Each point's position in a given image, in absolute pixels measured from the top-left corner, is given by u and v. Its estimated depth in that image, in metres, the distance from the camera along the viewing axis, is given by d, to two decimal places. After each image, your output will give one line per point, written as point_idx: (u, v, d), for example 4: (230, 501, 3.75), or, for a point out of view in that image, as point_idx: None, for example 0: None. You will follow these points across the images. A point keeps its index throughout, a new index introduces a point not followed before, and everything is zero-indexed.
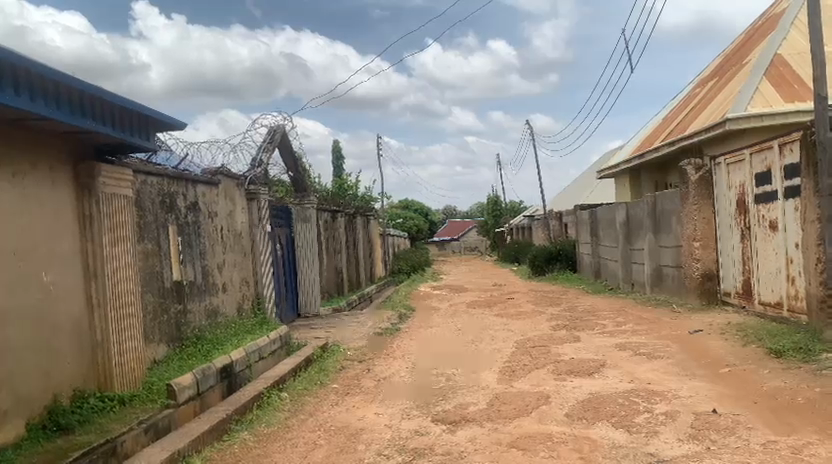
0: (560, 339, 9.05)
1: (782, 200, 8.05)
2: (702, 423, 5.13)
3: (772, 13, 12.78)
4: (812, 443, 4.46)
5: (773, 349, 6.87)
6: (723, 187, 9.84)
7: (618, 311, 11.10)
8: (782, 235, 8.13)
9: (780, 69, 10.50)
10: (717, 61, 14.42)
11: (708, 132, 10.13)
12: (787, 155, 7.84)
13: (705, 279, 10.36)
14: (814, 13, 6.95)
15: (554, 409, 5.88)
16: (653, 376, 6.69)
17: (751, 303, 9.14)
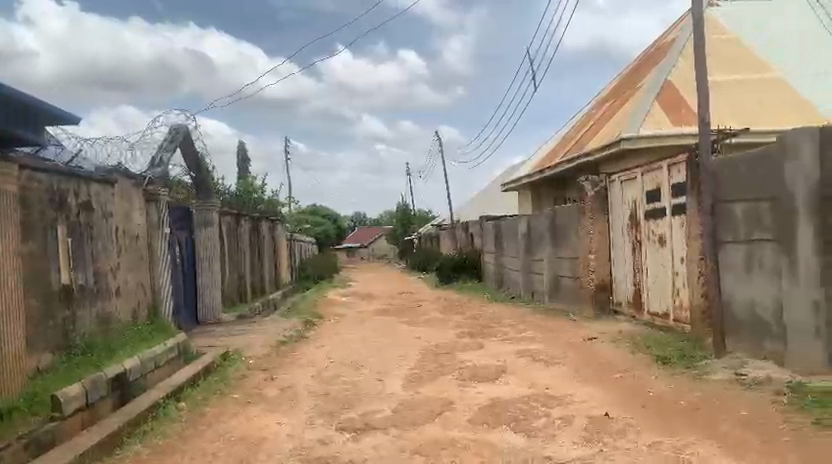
0: (464, 346, 9.27)
1: (670, 216, 8.61)
2: (595, 427, 5.41)
3: (662, 42, 13.75)
4: (693, 443, 4.81)
5: (660, 356, 7.35)
6: (617, 203, 10.40)
7: (519, 319, 11.50)
8: (669, 250, 8.70)
9: (669, 94, 11.27)
10: (612, 84, 15.27)
11: (604, 149, 10.68)
12: (674, 175, 8.44)
13: (599, 289, 10.92)
14: (700, 45, 7.51)
15: (457, 415, 6.01)
16: (551, 381, 6.99)
17: (640, 312, 9.71)
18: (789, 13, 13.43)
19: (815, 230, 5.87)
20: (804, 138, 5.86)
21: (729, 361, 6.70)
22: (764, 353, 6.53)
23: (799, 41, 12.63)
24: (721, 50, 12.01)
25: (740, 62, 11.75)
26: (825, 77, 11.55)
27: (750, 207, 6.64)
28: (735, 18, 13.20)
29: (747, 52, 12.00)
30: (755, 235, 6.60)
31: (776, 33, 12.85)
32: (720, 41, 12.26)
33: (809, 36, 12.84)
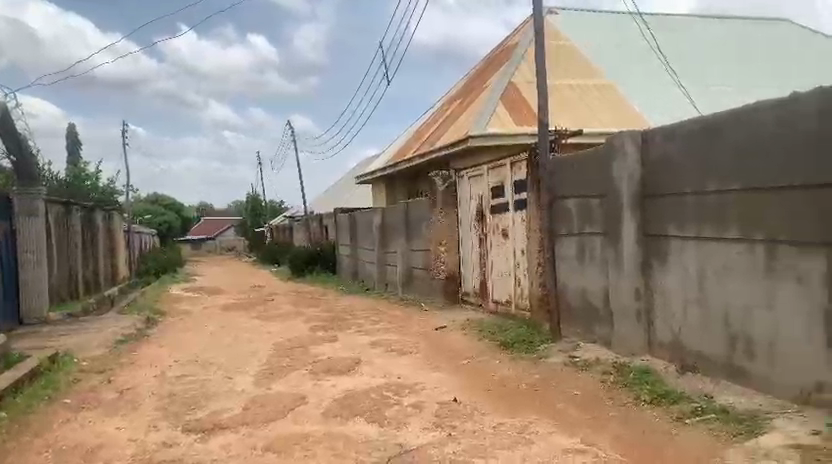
0: (318, 339, 9.23)
1: (512, 211, 9.16)
2: (444, 412, 5.64)
3: (507, 45, 14.53)
4: (532, 422, 5.17)
5: (503, 342, 7.81)
6: (465, 198, 10.86)
7: (373, 311, 11.65)
8: (511, 242, 9.24)
9: (513, 94, 11.92)
10: (461, 82, 15.79)
11: (453, 146, 11.06)
12: (517, 171, 8.98)
13: (449, 281, 11.34)
14: (540, 51, 8.00)
15: (309, 409, 5.97)
16: (404, 371, 7.16)
17: (485, 301, 10.23)
18: (617, 29, 14.68)
19: (636, 223, 6.18)
20: (628, 140, 6.24)
21: (564, 345, 7.29)
22: (594, 336, 7.14)
23: (626, 54, 13.81)
24: (559, 57, 12.87)
25: (574, 68, 12.64)
26: (646, 88, 12.69)
27: (582, 203, 7.22)
28: (571, 30, 14.20)
29: (581, 60, 12.94)
30: (586, 228, 7.17)
31: (606, 45, 13.95)
32: (559, 49, 13.13)
33: (635, 49, 14.07)
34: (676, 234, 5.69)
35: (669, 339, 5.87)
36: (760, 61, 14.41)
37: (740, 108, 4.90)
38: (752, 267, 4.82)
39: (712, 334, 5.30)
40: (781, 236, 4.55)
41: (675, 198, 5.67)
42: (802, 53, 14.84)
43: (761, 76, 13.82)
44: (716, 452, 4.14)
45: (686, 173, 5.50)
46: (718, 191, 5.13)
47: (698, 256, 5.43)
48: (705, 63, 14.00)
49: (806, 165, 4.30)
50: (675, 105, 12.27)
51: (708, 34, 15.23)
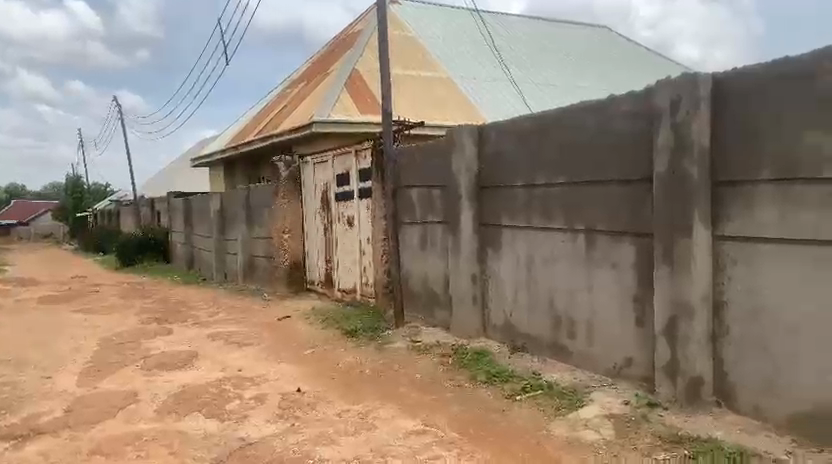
0: (151, 332, 8.69)
1: (357, 199, 9.23)
2: (287, 403, 5.58)
3: (350, 32, 14.53)
4: (376, 408, 5.28)
5: (347, 329, 7.87)
6: (309, 185, 10.77)
7: (211, 301, 11.19)
8: (356, 230, 9.32)
9: (356, 82, 11.95)
10: (304, 66, 15.54)
11: (297, 132, 10.88)
12: (361, 160, 9.07)
13: (293, 269, 11.20)
14: (383, 42, 8.08)
15: (142, 407, 5.63)
16: (245, 363, 6.98)
17: (330, 289, 10.23)
18: (458, 26, 15.24)
19: (473, 213, 6.50)
20: (467, 133, 6.52)
21: (406, 330, 7.51)
22: (434, 320, 7.43)
23: (466, 50, 14.38)
24: (402, 49, 13.10)
25: (417, 61, 12.94)
26: (484, 84, 13.30)
27: (424, 192, 7.46)
28: (413, 22, 14.53)
29: (424, 53, 13.28)
30: (428, 216, 7.41)
31: (447, 39, 14.43)
32: (402, 40, 13.37)
33: (474, 46, 14.70)
34: (508, 223, 6.07)
35: (502, 322, 6.26)
36: (585, 64, 15.65)
37: (565, 109, 5.31)
38: (575, 254, 5.27)
39: (539, 316, 5.73)
40: (599, 226, 5.01)
41: (508, 189, 6.04)
42: (620, 60, 16.32)
43: (586, 78, 15.00)
44: (543, 425, 4.51)
45: (519, 167, 5.87)
46: (546, 184, 5.53)
47: (527, 244, 5.84)
48: (537, 64, 14.96)
49: (621, 162, 4.77)
50: (510, 102, 12.99)
51: (538, 37, 16.31)
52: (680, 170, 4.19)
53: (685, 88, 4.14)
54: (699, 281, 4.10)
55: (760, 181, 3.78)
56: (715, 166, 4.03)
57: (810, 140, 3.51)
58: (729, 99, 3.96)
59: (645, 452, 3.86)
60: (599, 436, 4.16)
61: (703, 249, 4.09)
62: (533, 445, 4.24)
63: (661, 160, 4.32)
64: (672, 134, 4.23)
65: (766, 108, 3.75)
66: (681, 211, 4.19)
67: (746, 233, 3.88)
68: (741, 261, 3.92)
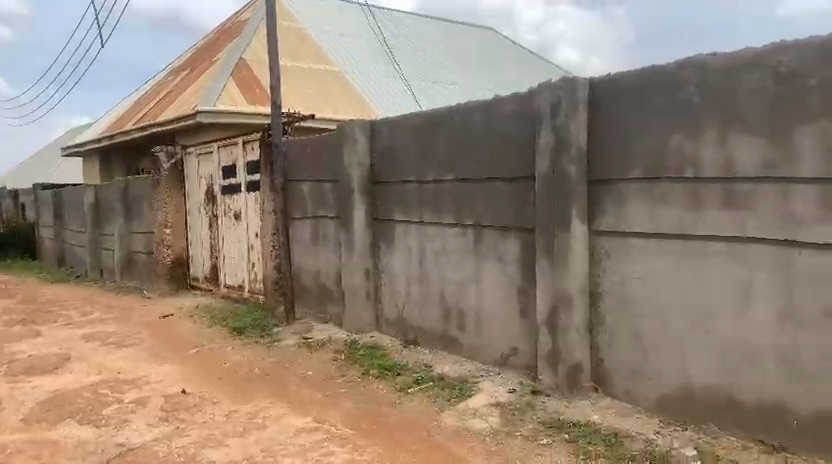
0: (16, 335, 8.02)
1: (245, 193, 8.97)
2: (171, 405, 5.35)
3: (237, 20, 14.06)
4: (265, 407, 5.17)
5: (235, 327, 7.65)
6: (194, 177, 10.34)
7: (85, 300, 10.48)
8: (244, 225, 9.06)
9: (244, 72, 11.59)
10: (188, 54, 14.87)
11: (179, 121, 10.40)
12: (249, 152, 8.82)
13: (176, 265, 10.71)
14: (272, 32, 7.89)
15: (7, 417, 5.19)
16: (123, 365, 6.60)
17: (217, 286, 9.89)
18: (348, 21, 15.16)
19: (364, 208, 6.51)
20: (358, 128, 6.50)
21: (297, 327, 7.41)
22: (326, 316, 7.38)
23: (357, 45, 14.32)
24: (291, 40, 12.84)
25: (306, 52, 12.73)
26: (374, 81, 13.30)
27: (315, 187, 7.38)
28: (302, 14, 14.29)
29: (313, 45, 13.09)
30: (319, 211, 7.34)
31: (337, 33, 14.32)
32: (291, 31, 13.11)
33: (364, 41, 14.66)
34: (400, 218, 6.13)
35: (394, 316, 6.32)
36: (473, 63, 16.03)
37: (454, 106, 5.43)
38: (464, 248, 5.41)
39: (430, 309, 5.84)
40: (486, 222, 5.18)
41: (399, 185, 6.10)
42: (505, 61, 16.84)
43: (472, 77, 15.38)
44: (433, 417, 4.61)
45: (410, 163, 5.95)
46: (437, 180, 5.64)
47: (419, 239, 5.93)
48: (426, 61, 15.15)
49: (507, 160, 4.95)
50: (400, 99, 13.07)
51: (428, 35, 16.54)
52: (560, 168, 4.41)
53: (565, 91, 4.36)
54: (578, 274, 4.34)
55: (631, 180, 4.05)
56: (592, 165, 4.27)
57: (674, 142, 3.79)
58: (604, 102, 4.20)
59: (529, 438, 4.04)
60: (487, 425, 4.31)
61: (581, 243, 4.33)
62: (424, 436, 4.33)
63: (544, 159, 4.53)
64: (553, 135, 4.44)
65: (636, 111, 4.02)
66: (561, 208, 4.42)
67: (619, 229, 4.15)
68: (615, 255, 4.19)
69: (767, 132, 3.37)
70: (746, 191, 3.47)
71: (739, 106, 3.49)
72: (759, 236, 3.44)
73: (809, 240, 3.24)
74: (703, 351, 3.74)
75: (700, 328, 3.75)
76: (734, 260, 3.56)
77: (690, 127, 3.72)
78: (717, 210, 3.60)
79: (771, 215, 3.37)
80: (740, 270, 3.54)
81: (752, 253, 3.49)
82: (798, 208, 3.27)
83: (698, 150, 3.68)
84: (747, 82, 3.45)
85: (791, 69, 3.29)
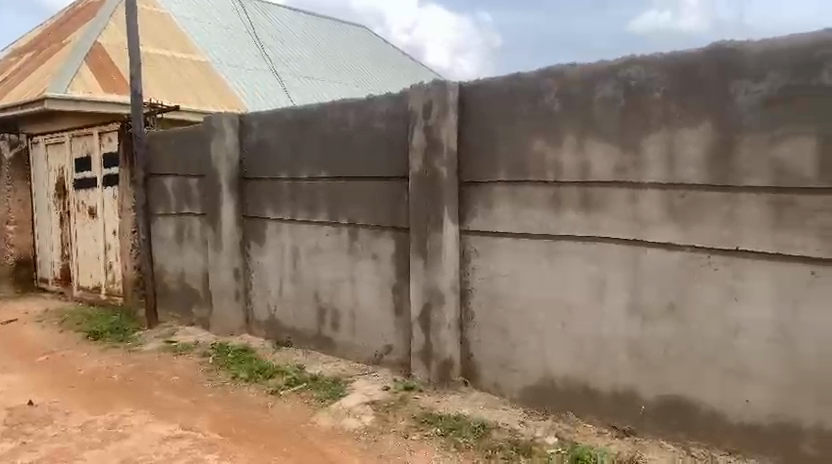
0: None
1: (101, 188, 8.37)
2: (16, 419, 4.88)
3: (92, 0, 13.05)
4: (126, 416, 4.86)
5: (90, 332, 7.12)
6: (41, 169, 9.49)
7: None
8: (100, 222, 8.45)
9: (99, 57, 10.78)
10: (33, 34, 13.59)
11: (0, 115, 9.31)
12: (106, 144, 8.23)
13: (21, 266, 9.78)
14: (132, 16, 7.40)
15: None
16: None
17: (69, 288, 9.15)
18: (216, 9, 14.55)
19: (234, 206, 6.29)
20: (226, 123, 6.27)
21: (161, 330, 7.03)
22: (192, 318, 7.06)
23: (225, 34, 13.78)
24: (152, 24, 12.11)
25: (169, 39, 12.07)
26: (243, 74, 12.86)
27: (180, 182, 7.03)
28: None
29: (178, 32, 12.44)
30: (185, 208, 7.00)
31: (204, 21, 13.71)
32: (153, 16, 12.38)
33: (232, 31, 14.14)
34: (272, 216, 6.00)
35: (266, 317, 6.18)
36: (346, 61, 15.94)
37: (327, 104, 5.37)
38: (338, 247, 5.40)
39: (303, 309, 5.77)
40: (360, 221, 5.19)
41: (271, 182, 5.96)
42: (378, 60, 16.89)
43: (345, 74, 15.29)
44: (306, 418, 4.57)
45: (282, 160, 5.83)
46: (310, 179, 5.58)
47: (291, 237, 5.83)
48: (298, 55, 14.88)
49: (380, 160, 4.99)
50: (270, 93, 12.73)
51: (300, 30, 16.25)
52: (432, 168, 4.51)
53: (436, 93, 4.46)
54: (449, 272, 4.47)
55: (499, 182, 4.22)
56: (462, 167, 4.41)
57: (537, 147, 4.00)
58: (473, 107, 4.35)
59: (401, 434, 4.11)
60: (360, 423, 4.34)
61: (451, 243, 4.45)
62: (296, 438, 4.28)
63: (416, 159, 4.61)
64: (425, 136, 4.54)
65: (502, 116, 4.19)
66: (434, 207, 4.52)
67: (488, 229, 4.31)
68: (483, 253, 4.36)
69: (619, 140, 3.65)
70: (600, 194, 3.74)
71: (595, 115, 3.74)
72: (612, 237, 3.72)
73: (655, 241, 3.55)
74: (563, 344, 3.99)
75: (561, 323, 3.99)
76: (591, 259, 3.82)
77: (551, 133, 3.94)
78: (575, 212, 3.85)
79: (622, 217, 3.66)
80: (596, 268, 3.80)
81: (605, 252, 3.76)
82: (646, 211, 3.57)
83: (559, 156, 3.90)
84: (601, 93, 3.72)
85: (639, 82, 3.57)
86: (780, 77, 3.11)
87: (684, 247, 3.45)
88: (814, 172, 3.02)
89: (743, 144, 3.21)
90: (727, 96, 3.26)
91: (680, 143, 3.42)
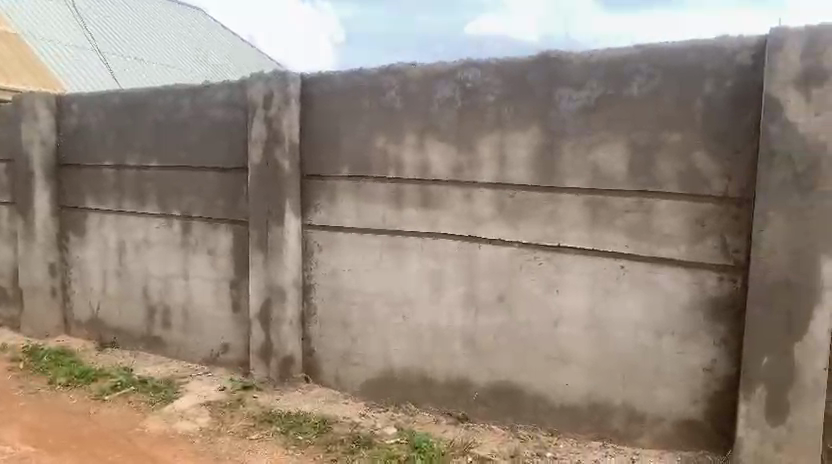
0: None
1: None
2: None
3: None
4: None
5: None
6: None
7: None
8: None
9: None
10: None
11: None
12: None
13: None
14: None
15: None
16: None
17: None
18: None
19: (49, 195, 5.71)
20: (40, 102, 5.66)
21: None
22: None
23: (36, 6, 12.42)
24: None
25: None
26: (60, 51, 11.68)
27: None
28: None
29: None
30: None
31: None
32: None
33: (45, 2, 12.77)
34: (94, 207, 5.52)
35: (87, 316, 5.69)
36: (179, 44, 15.00)
37: (158, 89, 5.03)
38: (170, 241, 5.09)
39: (131, 307, 5.39)
40: (195, 213, 4.93)
41: (93, 170, 5.48)
42: (214, 46, 16.08)
43: (178, 58, 14.37)
44: (135, 423, 4.28)
45: (106, 147, 5.38)
46: (138, 167, 5.20)
47: (116, 231, 5.41)
48: (123, 34, 13.74)
49: (218, 150, 4.77)
50: (92, 73, 11.62)
51: (127, 7, 15.05)
52: (273, 160, 4.39)
53: (278, 84, 4.34)
54: (290, 267, 4.39)
55: (341, 177, 4.22)
56: (304, 159, 4.35)
57: (379, 143, 4.05)
58: (315, 99, 4.29)
59: (239, 434, 3.99)
60: (195, 426, 4.15)
61: (293, 237, 4.38)
62: (124, 445, 4.00)
63: (256, 151, 4.47)
64: (266, 127, 4.41)
65: (344, 110, 4.17)
66: (274, 201, 4.41)
67: (330, 224, 4.29)
68: (325, 248, 4.33)
69: (456, 140, 3.79)
70: (439, 192, 3.87)
71: (434, 114, 3.85)
72: (449, 233, 3.86)
73: (488, 237, 3.73)
74: (403, 336, 4.09)
75: (402, 316, 4.08)
76: (429, 254, 3.94)
77: (392, 130, 4.00)
78: (415, 208, 3.95)
79: (459, 213, 3.81)
80: (434, 262, 3.93)
81: (443, 247, 3.90)
82: (480, 209, 3.74)
83: (400, 153, 3.98)
84: (440, 94, 3.83)
85: (474, 85, 3.73)
86: (597, 87, 3.40)
87: (513, 242, 3.67)
88: (625, 175, 3.34)
89: (565, 147, 3.48)
90: (552, 102, 3.51)
91: (511, 145, 3.63)
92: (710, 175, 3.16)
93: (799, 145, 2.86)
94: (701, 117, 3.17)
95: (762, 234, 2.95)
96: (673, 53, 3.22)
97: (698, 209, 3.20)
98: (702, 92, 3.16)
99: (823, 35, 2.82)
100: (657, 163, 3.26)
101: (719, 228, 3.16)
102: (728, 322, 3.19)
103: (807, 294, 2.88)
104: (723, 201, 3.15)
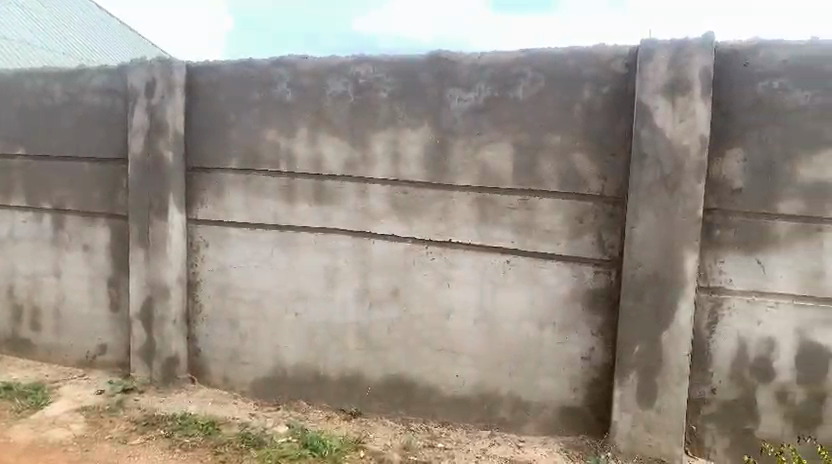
0: None
1: None
2: None
3: None
4: None
5: None
6: None
7: None
8: None
9: None
10: None
11: None
12: None
13: None
14: None
15: None
16: None
17: None
18: None
19: None
20: None
21: None
22: None
23: None
24: None
25: None
26: None
27: None
28: None
29: None
30: None
31: None
32: None
33: None
34: None
35: None
36: (49, 22, 13.85)
37: (25, 71, 4.64)
38: (39, 235, 4.72)
39: None
40: (68, 206, 4.60)
41: None
42: (91, 27, 15.01)
43: (50, 38, 13.28)
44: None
45: None
46: (2, 156, 4.78)
47: None
48: None
49: (93, 139, 4.47)
50: None
51: None
52: (155, 151, 4.18)
53: (160, 71, 4.14)
54: (174, 263, 4.20)
55: (229, 170, 4.08)
56: (189, 151, 4.17)
57: (270, 136, 3.96)
58: (200, 88, 4.12)
59: (119, 440, 3.79)
60: (69, 433, 3.89)
61: (177, 232, 4.19)
62: None
63: (136, 141, 4.24)
64: (148, 116, 4.19)
65: (232, 101, 4.04)
66: (157, 194, 4.20)
67: (217, 218, 4.15)
68: (212, 243, 4.19)
69: (349, 136, 3.78)
70: (331, 187, 3.84)
71: (326, 109, 3.82)
72: (342, 228, 3.85)
73: (381, 233, 3.76)
74: (294, 333, 4.03)
75: (293, 313, 4.02)
76: (321, 249, 3.91)
77: (283, 124, 3.92)
78: (307, 204, 3.91)
79: (352, 209, 3.81)
80: (327, 258, 3.91)
81: (335, 242, 3.88)
82: (373, 205, 3.76)
83: (291, 147, 3.91)
84: (332, 89, 3.80)
85: (367, 81, 3.73)
86: (486, 88, 3.50)
87: (406, 238, 3.72)
88: (511, 174, 3.47)
89: (455, 146, 3.56)
90: (443, 101, 3.58)
91: (403, 142, 3.67)
92: (590, 175, 3.35)
93: (666, 150, 3.10)
94: (581, 121, 3.35)
95: (634, 232, 3.17)
96: (556, 59, 3.38)
97: (577, 207, 3.38)
98: (582, 96, 3.34)
99: (685, 49, 3.07)
100: (541, 163, 3.42)
101: (596, 225, 3.36)
102: (604, 313, 3.40)
103: (673, 288, 3.13)
104: (600, 200, 3.35)
